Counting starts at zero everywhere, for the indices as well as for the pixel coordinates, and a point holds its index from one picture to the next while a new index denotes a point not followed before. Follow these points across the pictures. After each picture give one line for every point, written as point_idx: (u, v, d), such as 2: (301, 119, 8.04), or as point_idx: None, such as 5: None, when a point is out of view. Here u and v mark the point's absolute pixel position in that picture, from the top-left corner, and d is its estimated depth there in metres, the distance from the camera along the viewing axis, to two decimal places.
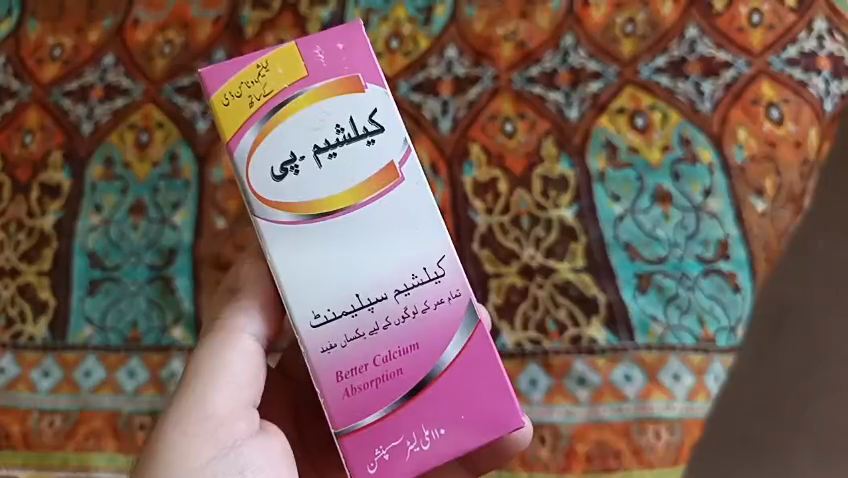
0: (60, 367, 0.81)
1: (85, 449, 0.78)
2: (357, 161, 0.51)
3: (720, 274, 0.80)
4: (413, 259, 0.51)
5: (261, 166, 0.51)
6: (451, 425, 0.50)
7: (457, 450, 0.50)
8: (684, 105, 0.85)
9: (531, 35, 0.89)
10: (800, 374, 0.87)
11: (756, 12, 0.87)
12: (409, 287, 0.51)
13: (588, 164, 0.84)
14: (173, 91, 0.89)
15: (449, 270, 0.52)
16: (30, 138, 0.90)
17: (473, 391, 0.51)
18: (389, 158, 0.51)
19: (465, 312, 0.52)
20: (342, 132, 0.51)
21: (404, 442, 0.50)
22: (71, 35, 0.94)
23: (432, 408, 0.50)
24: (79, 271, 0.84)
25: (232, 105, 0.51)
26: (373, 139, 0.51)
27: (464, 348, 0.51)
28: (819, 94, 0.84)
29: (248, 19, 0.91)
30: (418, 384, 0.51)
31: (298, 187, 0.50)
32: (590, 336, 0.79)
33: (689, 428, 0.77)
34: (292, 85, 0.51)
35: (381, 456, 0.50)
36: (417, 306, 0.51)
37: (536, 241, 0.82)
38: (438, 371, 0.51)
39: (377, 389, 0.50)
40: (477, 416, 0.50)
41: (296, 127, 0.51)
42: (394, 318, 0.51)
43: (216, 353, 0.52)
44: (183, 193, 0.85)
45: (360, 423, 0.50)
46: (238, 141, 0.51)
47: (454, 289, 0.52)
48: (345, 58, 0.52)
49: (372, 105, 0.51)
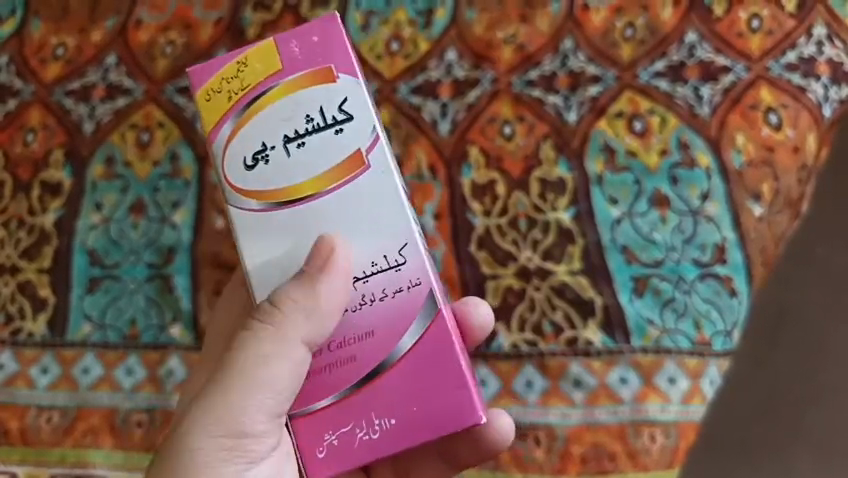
0: (59, 363, 0.82)
1: (83, 445, 0.78)
2: (324, 149, 0.52)
3: (716, 278, 0.81)
4: (372, 246, 0.52)
5: (236, 156, 0.53)
6: (401, 416, 0.51)
7: (404, 443, 0.50)
8: (682, 109, 0.85)
9: (531, 39, 0.89)
10: (798, 378, 0.87)
11: (756, 17, 0.88)
12: (368, 274, 0.52)
13: (586, 167, 0.85)
14: (174, 91, 0.90)
15: (411, 258, 0.52)
16: (32, 137, 0.91)
17: (427, 383, 0.51)
18: (356, 146, 0.52)
19: (424, 301, 0.52)
20: (311, 122, 0.52)
21: (353, 429, 0.51)
22: (74, 35, 0.95)
23: (383, 396, 0.51)
24: (78, 269, 0.85)
25: (213, 101, 0.54)
26: (342, 128, 0.52)
27: (420, 339, 0.52)
28: (817, 100, 0.85)
29: (249, 20, 0.92)
30: (371, 372, 0.51)
31: (266, 176, 0.52)
32: (585, 338, 0.80)
33: (684, 432, 0.77)
34: (267, 79, 0.53)
35: (331, 442, 0.52)
36: (375, 294, 0.52)
37: (533, 243, 0.83)
38: (392, 360, 0.51)
39: (332, 373, 0.52)
40: (430, 408, 0.51)
41: (269, 118, 0.53)
42: (351, 305, 0.52)
43: (268, 354, 0.49)
44: (183, 192, 0.86)
45: (314, 407, 0.52)
46: (217, 134, 0.53)
47: (414, 277, 0.52)
48: (319, 51, 0.53)
49: (342, 95, 0.53)
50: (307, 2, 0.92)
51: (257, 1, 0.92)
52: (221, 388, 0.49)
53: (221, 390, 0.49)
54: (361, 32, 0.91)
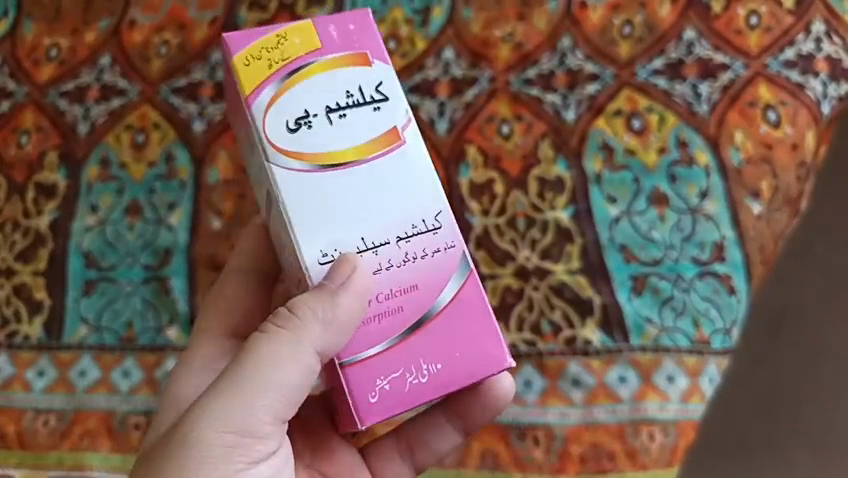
0: (56, 366, 0.81)
1: (79, 449, 0.78)
2: (363, 123, 0.50)
3: (715, 276, 0.80)
4: (414, 211, 0.50)
5: (276, 119, 0.49)
6: (448, 360, 0.49)
7: (455, 386, 0.49)
8: (681, 107, 0.85)
9: (528, 37, 0.89)
10: (797, 377, 0.87)
11: (754, 14, 0.87)
12: (410, 235, 0.49)
13: (584, 166, 0.84)
14: (170, 92, 0.89)
15: (446, 224, 0.50)
16: (26, 139, 0.90)
17: (469, 328, 0.49)
18: (393, 123, 0.50)
19: (459, 262, 0.50)
20: (351, 97, 0.50)
21: (404, 374, 0.48)
22: (67, 36, 0.94)
23: (430, 341, 0.49)
24: (74, 272, 0.84)
25: (251, 67, 0.50)
26: (379, 106, 0.50)
27: (460, 289, 0.50)
28: (815, 97, 0.84)
29: (245, 20, 0.92)
30: (417, 320, 0.49)
31: (308, 142, 0.49)
32: (584, 337, 0.79)
33: (683, 430, 0.77)
34: (307, 54, 0.50)
35: (383, 387, 0.48)
36: (418, 254, 0.50)
37: (531, 243, 0.82)
38: (437, 309, 0.49)
39: (379, 324, 0.49)
40: (475, 351, 0.49)
41: (310, 90, 0.49)
42: (396, 262, 0.49)
43: (281, 359, 0.47)
44: (179, 193, 0.85)
45: (363, 355, 0.49)
46: (255, 99, 0.49)
47: (450, 241, 0.50)
48: (356, 36, 0.51)
49: (378, 77, 0.51)
50: (303, 1, 0.92)
51: (253, 1, 0.92)
52: (228, 387, 0.47)
53: (229, 389, 0.46)
54: None
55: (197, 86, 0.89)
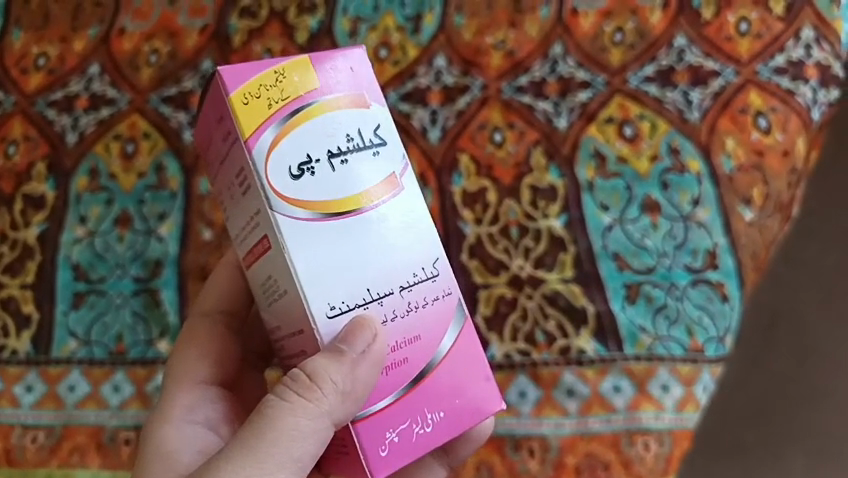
0: (44, 381, 0.80)
1: (69, 465, 0.77)
2: (365, 169, 0.48)
3: (708, 284, 0.80)
4: (413, 259, 0.49)
5: (278, 165, 0.46)
6: (451, 409, 0.49)
7: (458, 433, 0.49)
8: (673, 114, 0.85)
9: (520, 44, 0.88)
10: (791, 381, 0.87)
11: (744, 20, 0.87)
12: (412, 284, 0.49)
13: (576, 174, 0.84)
14: (160, 101, 0.88)
15: (443, 271, 0.50)
16: (14, 149, 0.89)
17: (467, 376, 0.50)
18: (390, 170, 0.49)
19: (455, 309, 0.51)
20: (353, 140, 0.48)
21: (411, 425, 0.48)
22: (56, 45, 0.93)
23: (434, 391, 0.49)
24: (63, 285, 0.83)
25: (250, 106, 0.46)
26: (379, 150, 0.49)
27: (457, 338, 0.50)
28: (806, 103, 0.84)
29: (235, 28, 0.90)
30: (422, 371, 0.49)
31: (313, 188, 0.47)
32: (578, 347, 0.79)
33: (678, 439, 0.76)
34: (307, 94, 0.48)
35: (392, 440, 0.48)
36: (419, 302, 0.49)
37: (525, 251, 0.82)
38: (439, 357, 0.49)
39: (386, 377, 0.48)
40: (474, 397, 0.50)
41: (312, 133, 0.47)
42: (399, 313, 0.48)
43: (299, 430, 0.45)
44: (170, 204, 0.84)
45: (371, 409, 0.48)
46: (256, 142, 0.46)
47: (446, 287, 0.50)
48: (354, 75, 0.49)
49: (377, 120, 0.49)
50: (294, 9, 0.91)
51: (243, 9, 0.91)
52: (245, 458, 0.44)
53: (245, 462, 0.44)
54: (349, 39, 0.90)
55: (187, 94, 0.88)
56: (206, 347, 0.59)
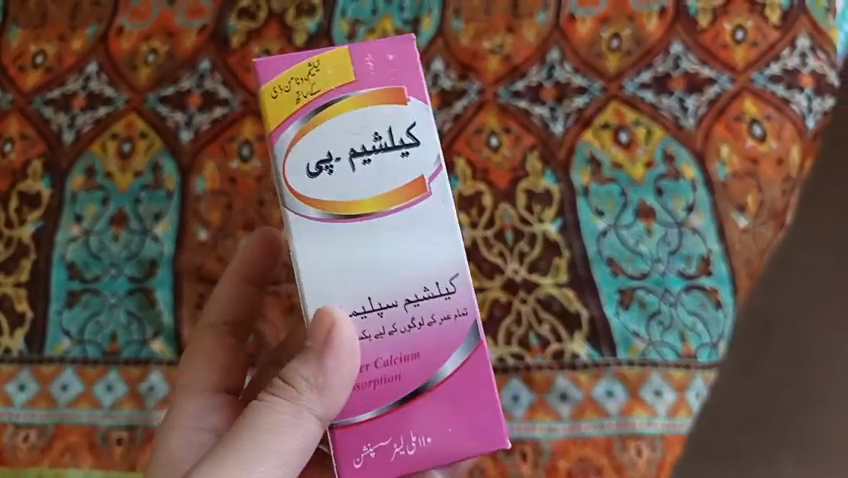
0: (37, 380, 0.80)
1: (61, 464, 0.77)
2: (389, 171, 0.47)
3: (701, 290, 0.81)
4: (428, 270, 0.48)
5: (298, 160, 0.47)
6: (439, 435, 0.47)
7: (442, 461, 0.47)
8: (668, 121, 0.85)
9: (517, 49, 0.89)
10: (784, 387, 0.87)
11: (740, 28, 0.88)
12: (420, 298, 0.48)
13: (572, 179, 0.85)
14: (157, 101, 0.88)
15: (461, 288, 0.48)
16: (10, 147, 0.89)
17: (465, 405, 0.48)
18: (419, 172, 0.48)
19: (467, 333, 0.48)
20: (379, 140, 0.48)
21: (391, 443, 0.47)
22: (53, 43, 0.93)
23: (423, 414, 0.47)
24: (57, 284, 0.83)
25: (280, 99, 0.48)
26: (408, 151, 0.48)
27: (463, 364, 0.48)
28: (801, 112, 0.85)
29: (233, 29, 0.90)
30: (414, 391, 0.48)
31: (328, 188, 0.47)
32: (572, 351, 0.79)
33: (670, 445, 0.77)
34: (338, 89, 0.48)
35: (368, 454, 0.47)
36: (425, 318, 0.48)
37: (520, 255, 0.82)
38: (437, 380, 0.48)
39: (375, 390, 0.47)
40: (468, 428, 0.48)
41: (336, 130, 0.48)
42: (400, 327, 0.48)
43: (277, 425, 0.46)
44: (165, 204, 0.84)
45: (352, 419, 0.48)
46: (280, 135, 0.48)
47: (461, 307, 0.48)
48: (394, 70, 0.48)
49: (412, 119, 0.48)
50: (292, 10, 0.91)
51: (242, 10, 0.91)
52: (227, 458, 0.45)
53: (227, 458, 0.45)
54: (346, 42, 0.89)
55: (184, 94, 0.88)
56: (212, 357, 0.59)
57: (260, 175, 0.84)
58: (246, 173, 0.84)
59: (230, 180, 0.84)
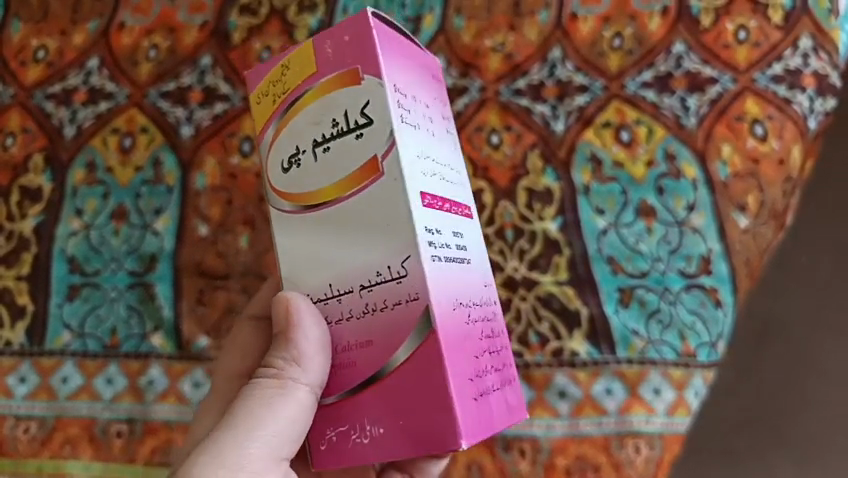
0: (37, 373, 0.80)
1: (60, 456, 0.78)
2: (348, 155, 0.45)
3: (701, 289, 0.81)
4: (378, 254, 0.44)
5: (276, 159, 0.48)
6: (389, 428, 0.44)
7: (392, 455, 0.44)
8: (669, 120, 0.85)
9: (518, 47, 0.89)
10: (782, 389, 0.87)
11: (743, 28, 0.87)
12: (373, 283, 0.45)
13: (573, 178, 0.85)
14: (158, 96, 0.88)
15: (413, 272, 0.43)
16: (11, 141, 0.90)
17: (416, 398, 0.43)
18: (372, 153, 0.44)
19: (419, 320, 0.43)
20: (337, 126, 0.45)
21: (348, 430, 0.46)
22: (55, 38, 0.93)
23: (375, 404, 0.45)
24: (58, 277, 0.83)
25: (262, 105, 0.49)
26: (363, 132, 0.44)
27: (414, 353, 0.43)
28: (802, 112, 0.85)
29: (235, 25, 0.90)
30: (366, 380, 0.45)
31: (296, 181, 0.47)
32: (571, 349, 0.79)
33: (669, 444, 0.77)
34: (302, 82, 0.46)
35: (331, 438, 0.47)
36: (379, 304, 0.45)
37: (519, 253, 0.82)
38: (390, 368, 0.44)
39: (335, 375, 0.46)
40: (418, 424, 0.43)
41: (302, 123, 0.46)
42: (356, 312, 0.46)
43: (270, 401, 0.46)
44: (165, 198, 0.85)
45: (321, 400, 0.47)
46: (263, 138, 0.49)
47: (413, 292, 0.43)
48: (351, 51, 0.45)
49: (367, 97, 0.44)
50: (294, 7, 0.90)
51: (243, 6, 0.91)
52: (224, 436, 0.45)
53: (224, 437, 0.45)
54: None
55: (185, 90, 0.88)
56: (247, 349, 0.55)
57: (260, 171, 0.84)
58: (246, 168, 0.84)
59: (230, 175, 0.84)
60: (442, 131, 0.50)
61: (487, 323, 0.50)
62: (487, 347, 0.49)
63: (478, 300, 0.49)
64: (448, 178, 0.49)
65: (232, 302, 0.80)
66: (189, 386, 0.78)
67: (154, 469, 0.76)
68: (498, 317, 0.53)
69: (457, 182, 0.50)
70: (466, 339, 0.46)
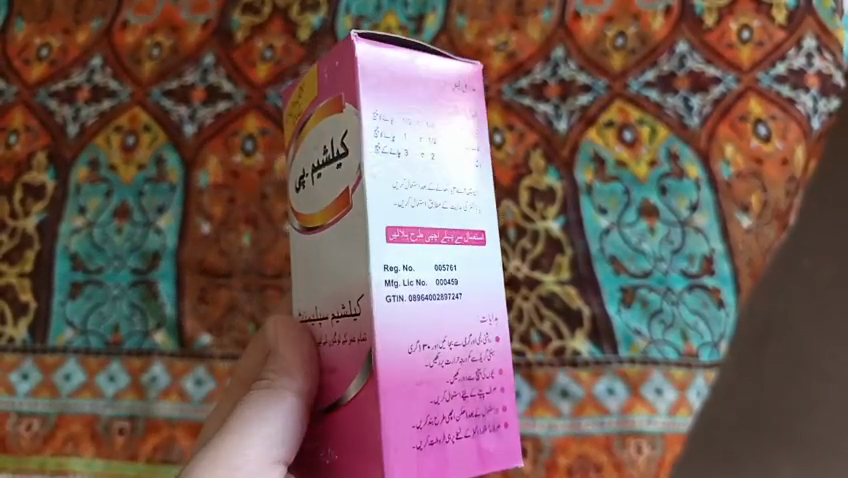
0: (40, 370, 0.81)
1: (63, 453, 0.78)
2: (331, 185, 0.42)
3: (704, 289, 0.80)
4: (343, 287, 0.41)
5: (293, 178, 0.47)
6: (338, 458, 0.43)
7: None
8: (673, 119, 0.85)
9: (521, 46, 0.89)
10: (783, 389, 0.87)
11: (747, 28, 0.87)
12: (341, 315, 0.42)
13: (575, 177, 0.85)
14: (161, 94, 0.88)
15: (364, 312, 0.39)
16: (14, 139, 0.90)
17: (357, 438, 0.41)
18: (345, 185, 0.41)
19: (363, 360, 0.40)
20: (327, 152, 0.43)
21: (320, 447, 0.45)
22: (58, 36, 0.93)
23: (334, 430, 0.43)
24: (60, 275, 0.83)
25: (288, 123, 0.48)
26: (342, 162, 0.41)
27: (358, 393, 0.41)
28: (806, 112, 0.84)
29: (238, 23, 0.90)
30: (331, 406, 0.44)
31: (302, 203, 0.45)
32: (573, 348, 0.79)
33: (670, 443, 0.77)
34: (308, 107, 0.45)
35: (311, 449, 0.47)
36: (343, 336, 0.42)
37: (522, 253, 0.82)
38: (344, 401, 0.42)
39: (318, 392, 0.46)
40: (355, 463, 0.41)
41: (306, 147, 0.45)
42: (329, 339, 0.44)
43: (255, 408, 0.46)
44: (168, 197, 0.85)
45: None
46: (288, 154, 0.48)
47: (362, 333, 0.40)
48: (338, 77, 0.41)
49: (346, 126, 0.41)
50: (296, 6, 0.90)
51: (246, 4, 0.91)
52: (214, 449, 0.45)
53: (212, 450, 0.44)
54: None
55: (188, 89, 0.88)
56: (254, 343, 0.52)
57: (263, 169, 0.84)
58: (249, 167, 0.84)
59: (232, 174, 0.85)
60: (451, 150, 0.43)
61: (470, 364, 0.44)
62: (461, 390, 0.43)
63: (462, 338, 0.43)
64: (444, 205, 0.42)
65: (234, 299, 0.80)
66: (191, 384, 0.78)
67: (156, 466, 0.76)
68: (498, 354, 0.45)
69: (466, 208, 0.44)
70: (423, 383, 0.41)
